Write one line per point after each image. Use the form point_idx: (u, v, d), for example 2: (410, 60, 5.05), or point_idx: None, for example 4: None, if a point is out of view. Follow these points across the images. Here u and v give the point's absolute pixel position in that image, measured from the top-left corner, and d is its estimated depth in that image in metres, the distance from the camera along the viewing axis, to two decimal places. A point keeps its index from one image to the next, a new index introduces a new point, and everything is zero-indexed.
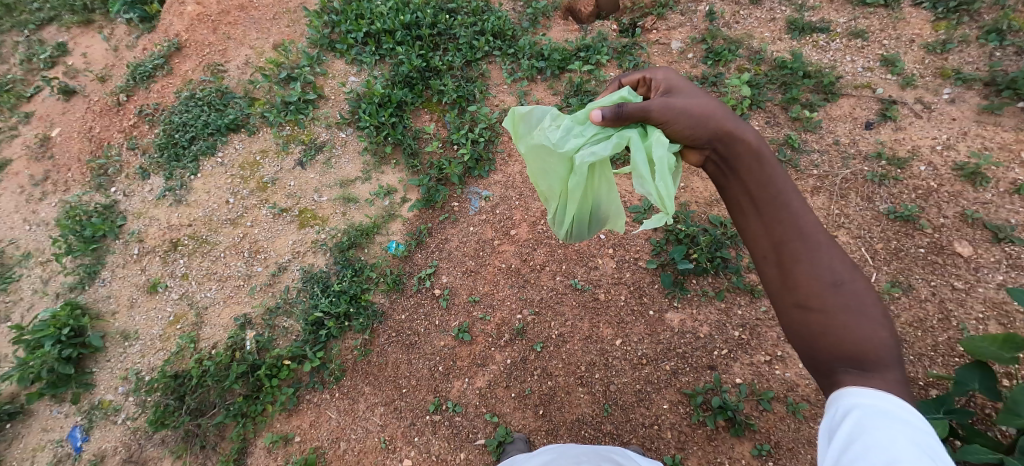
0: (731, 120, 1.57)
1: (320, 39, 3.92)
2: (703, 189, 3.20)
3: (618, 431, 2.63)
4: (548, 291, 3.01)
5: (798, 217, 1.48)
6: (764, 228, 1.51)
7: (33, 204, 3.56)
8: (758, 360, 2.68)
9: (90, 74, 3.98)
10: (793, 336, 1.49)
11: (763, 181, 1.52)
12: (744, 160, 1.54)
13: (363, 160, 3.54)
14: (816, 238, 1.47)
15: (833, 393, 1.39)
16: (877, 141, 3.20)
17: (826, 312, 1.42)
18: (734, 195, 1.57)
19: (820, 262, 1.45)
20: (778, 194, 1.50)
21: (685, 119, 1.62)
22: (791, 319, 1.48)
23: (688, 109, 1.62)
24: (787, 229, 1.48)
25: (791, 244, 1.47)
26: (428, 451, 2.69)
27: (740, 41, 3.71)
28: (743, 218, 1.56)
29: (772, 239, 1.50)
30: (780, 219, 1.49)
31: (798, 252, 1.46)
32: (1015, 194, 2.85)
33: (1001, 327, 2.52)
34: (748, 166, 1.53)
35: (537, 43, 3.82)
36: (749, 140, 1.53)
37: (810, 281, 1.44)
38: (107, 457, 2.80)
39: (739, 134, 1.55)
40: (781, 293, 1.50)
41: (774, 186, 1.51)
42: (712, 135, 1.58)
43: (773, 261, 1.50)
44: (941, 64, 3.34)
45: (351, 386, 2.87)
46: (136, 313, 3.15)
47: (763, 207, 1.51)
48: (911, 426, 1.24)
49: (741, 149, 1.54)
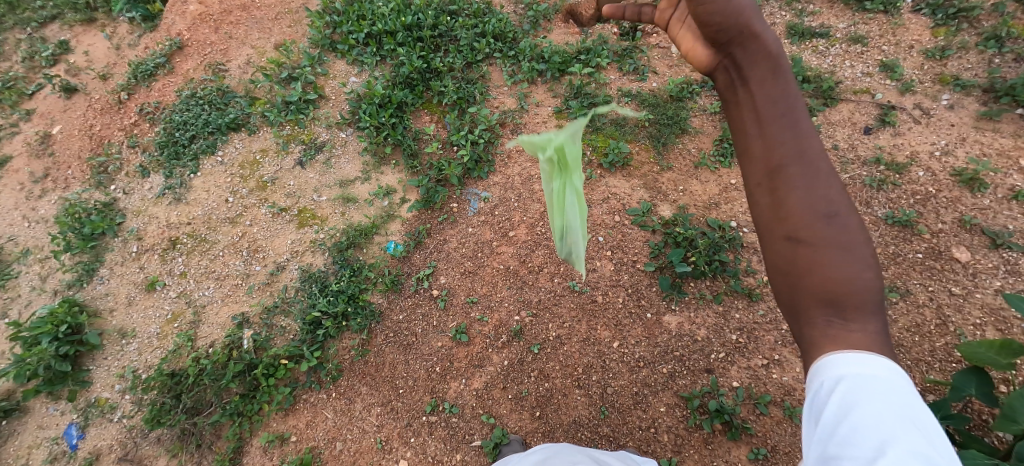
0: (759, 26, 1.36)
1: (321, 39, 3.94)
2: (702, 193, 3.21)
3: (614, 434, 2.63)
4: (545, 293, 3.01)
5: (804, 139, 1.29)
6: (763, 146, 1.31)
7: (33, 201, 3.55)
8: (755, 364, 2.69)
9: (92, 72, 3.99)
10: (775, 271, 1.30)
11: (773, 91, 1.33)
12: (757, 66, 1.34)
13: (363, 160, 3.55)
14: (817, 166, 1.28)
15: (813, 355, 1.23)
16: (876, 146, 3.20)
17: (815, 243, 1.23)
18: (739, 103, 1.37)
19: (818, 190, 1.25)
20: (784, 109, 1.32)
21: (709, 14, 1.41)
22: (777, 251, 1.29)
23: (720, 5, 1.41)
24: (789, 148, 1.29)
25: (789, 164, 1.28)
26: (424, 452, 2.69)
27: None
28: (743, 137, 1.36)
29: (769, 158, 1.31)
30: (783, 140, 1.30)
31: (794, 177, 1.27)
32: (1013, 199, 2.86)
33: (997, 333, 2.53)
34: (761, 78, 1.34)
35: (538, 45, 3.84)
36: (767, 46, 1.35)
37: (804, 209, 1.25)
38: (102, 455, 2.78)
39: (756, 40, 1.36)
40: (771, 223, 1.30)
41: (784, 104, 1.32)
42: (733, 40, 1.38)
43: (766, 183, 1.31)
44: (941, 70, 3.35)
45: (348, 386, 2.87)
46: (133, 311, 3.15)
47: (766, 122, 1.32)
48: (900, 395, 1.10)
49: (756, 55, 1.35)
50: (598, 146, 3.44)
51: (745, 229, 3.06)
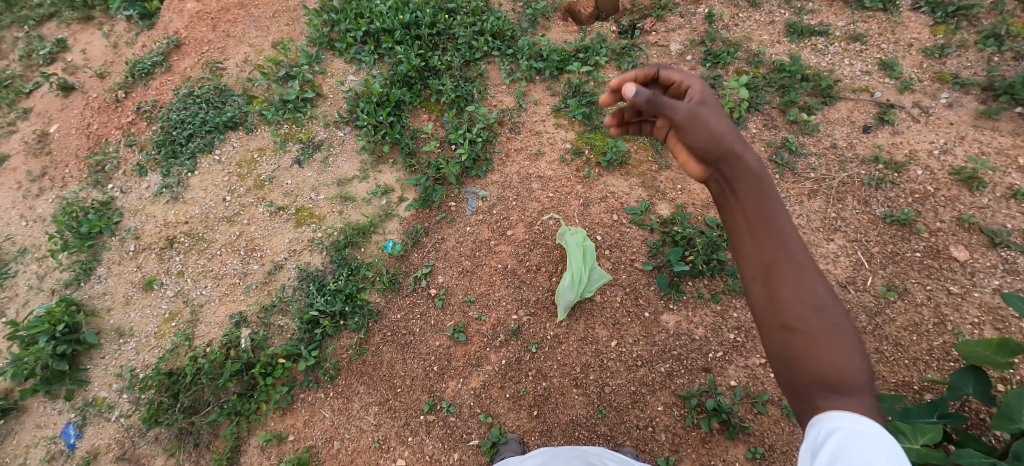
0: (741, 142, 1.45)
1: (319, 38, 3.93)
2: (700, 192, 3.20)
3: (612, 433, 2.63)
4: (543, 292, 3.00)
5: (789, 240, 1.39)
6: (757, 249, 1.39)
7: (30, 200, 3.54)
8: (753, 364, 2.69)
9: (89, 70, 3.98)
10: (773, 356, 1.38)
11: (761, 202, 1.41)
12: (744, 181, 1.43)
13: (360, 159, 3.54)
14: (804, 264, 1.37)
15: (810, 419, 1.31)
16: (874, 144, 3.20)
17: (811, 336, 1.32)
18: (729, 208, 1.44)
19: (808, 287, 1.35)
20: (771, 218, 1.40)
21: (699, 130, 1.47)
22: (774, 340, 1.37)
23: (706, 123, 1.47)
24: (778, 249, 1.38)
25: (780, 267, 1.37)
26: (421, 452, 2.69)
27: (739, 43, 3.71)
28: (736, 235, 1.44)
29: (762, 258, 1.39)
30: (772, 240, 1.38)
31: (786, 274, 1.36)
32: (1012, 198, 2.85)
33: (995, 332, 2.53)
34: (748, 187, 1.42)
35: (537, 43, 3.84)
36: (750, 163, 1.43)
37: (799, 307, 1.34)
38: (100, 454, 2.79)
39: (741, 156, 1.44)
40: (767, 313, 1.38)
41: (770, 208, 1.41)
42: (720, 152, 1.45)
43: (760, 280, 1.39)
44: (939, 69, 3.35)
45: (345, 385, 2.87)
46: (131, 310, 3.15)
47: (756, 224, 1.40)
48: (889, 447, 1.20)
49: (741, 169, 1.43)
50: (596, 145, 3.44)
51: None
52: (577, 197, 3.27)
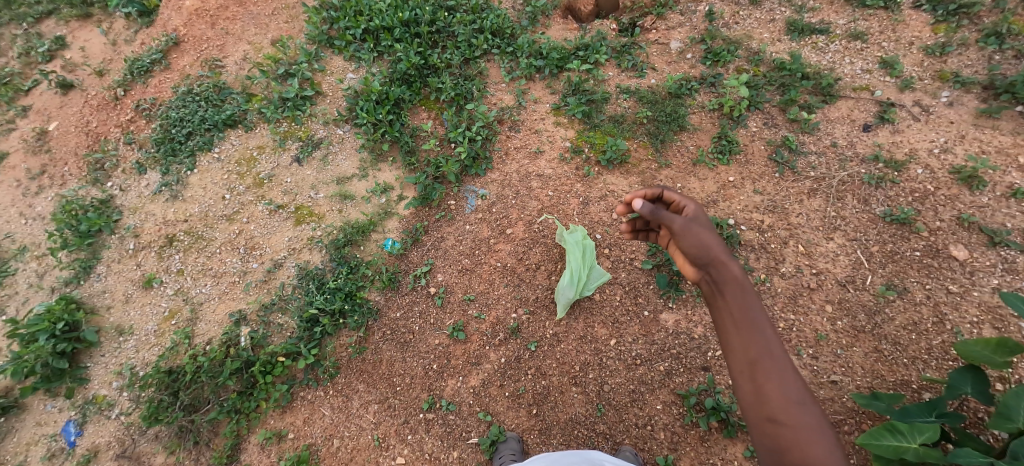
0: (726, 252, 1.65)
1: (319, 35, 3.92)
2: (700, 190, 3.20)
3: (611, 432, 2.64)
4: (543, 291, 3.00)
5: (771, 340, 1.52)
6: (742, 346, 1.52)
7: (29, 198, 3.54)
8: None
9: (88, 68, 3.97)
10: (761, 449, 1.45)
11: (745, 302, 1.57)
12: (731, 284, 1.60)
13: (360, 157, 3.54)
14: (785, 363, 1.50)
15: None
16: (874, 143, 3.19)
17: (795, 429, 1.41)
18: (717, 307, 1.60)
19: (790, 383, 1.47)
20: (754, 318, 1.55)
21: (693, 238, 1.73)
22: (763, 434, 1.45)
23: (697, 233, 1.73)
24: (761, 348, 1.50)
25: (764, 363, 1.49)
26: (420, 450, 2.69)
27: (739, 41, 3.70)
28: (724, 333, 1.57)
29: (747, 355, 1.51)
30: (756, 339, 1.52)
31: (769, 371, 1.48)
32: (1011, 197, 2.85)
33: (994, 331, 2.53)
34: (732, 290, 1.59)
35: (536, 41, 3.83)
36: (734, 268, 1.62)
37: (782, 402, 1.44)
38: (100, 452, 2.80)
39: (726, 263, 1.63)
40: (754, 408, 1.48)
41: (753, 310, 1.55)
42: (708, 259, 1.66)
43: (747, 376, 1.50)
44: (940, 67, 3.34)
45: (345, 384, 2.87)
46: (130, 309, 3.15)
47: (741, 324, 1.54)
48: None
49: (727, 273, 1.62)
50: (596, 143, 3.43)
51: (743, 227, 3.05)
52: (576, 196, 3.27)
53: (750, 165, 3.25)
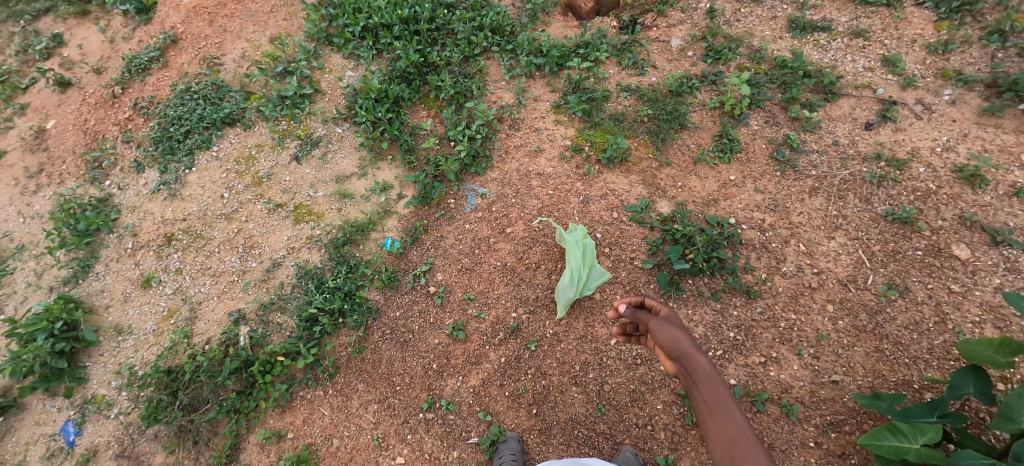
0: (692, 345, 1.85)
1: (317, 33, 3.90)
2: (700, 189, 3.19)
3: (611, 432, 2.63)
4: (543, 290, 2.99)
5: (741, 427, 1.67)
6: (718, 435, 1.68)
7: (27, 196, 3.52)
8: (753, 362, 2.68)
9: (86, 65, 3.94)
10: None
11: (715, 393, 1.74)
12: (701, 377, 1.77)
13: (359, 155, 3.53)
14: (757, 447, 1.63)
15: None
16: (876, 142, 3.18)
17: None
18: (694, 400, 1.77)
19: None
20: (724, 407, 1.71)
21: (664, 335, 1.91)
22: None
23: (668, 330, 1.91)
24: (734, 435, 1.66)
25: (741, 448, 1.63)
26: (420, 450, 2.68)
27: (741, 39, 3.68)
28: (703, 424, 1.74)
29: (725, 444, 1.67)
30: (729, 428, 1.68)
31: (744, 457, 1.62)
32: (1014, 196, 2.83)
33: (996, 331, 2.52)
34: (702, 382, 1.77)
35: (536, 39, 3.81)
36: (703, 361, 1.80)
37: None
38: (99, 452, 2.79)
39: (696, 356, 1.82)
40: None
41: (722, 399, 1.72)
42: (679, 353, 1.85)
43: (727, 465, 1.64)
44: (943, 65, 3.31)
45: (344, 383, 2.87)
46: (129, 308, 3.14)
47: (716, 413, 1.71)
48: None
49: (696, 365, 1.80)
50: (596, 142, 3.41)
51: (744, 226, 3.04)
52: (576, 194, 3.25)
53: (751, 164, 3.24)
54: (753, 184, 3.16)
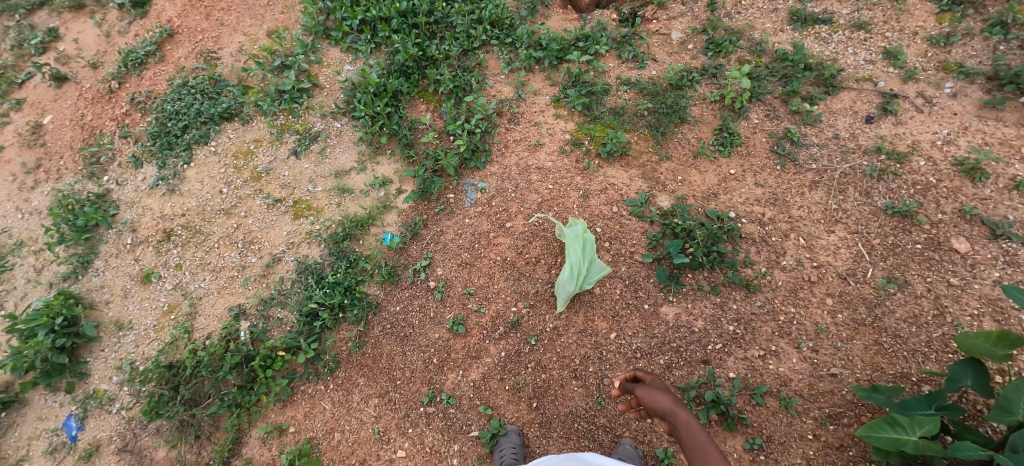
0: (673, 402, 2.05)
1: (315, 26, 3.88)
2: (700, 183, 3.18)
3: (610, 425, 2.64)
4: (543, 284, 2.99)
5: None
6: None
7: (25, 192, 3.50)
8: (751, 355, 2.69)
9: (82, 60, 3.90)
10: None
11: (699, 444, 1.95)
12: (686, 432, 1.98)
13: (358, 150, 3.52)
14: None
15: None
16: (877, 135, 3.17)
17: None
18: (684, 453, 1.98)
19: None
20: (710, 457, 1.92)
21: (648, 398, 2.11)
22: None
23: (651, 392, 2.11)
24: None
25: None
26: (421, 443, 2.70)
27: (741, 32, 3.66)
28: None
29: None
30: None
31: None
32: (1014, 190, 2.83)
33: (994, 324, 2.52)
34: (686, 436, 1.98)
35: (536, 32, 3.78)
36: (684, 416, 2.01)
37: None
38: (102, 446, 2.80)
39: (678, 412, 2.02)
40: None
41: (706, 449, 1.94)
42: (664, 411, 2.05)
43: None
44: (944, 58, 3.29)
45: (345, 378, 2.88)
46: (129, 303, 3.14)
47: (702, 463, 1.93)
48: None
49: (680, 421, 2.01)
50: (596, 135, 3.40)
51: (744, 219, 3.03)
52: (576, 189, 3.24)
53: (752, 158, 3.23)
54: (753, 179, 3.15)
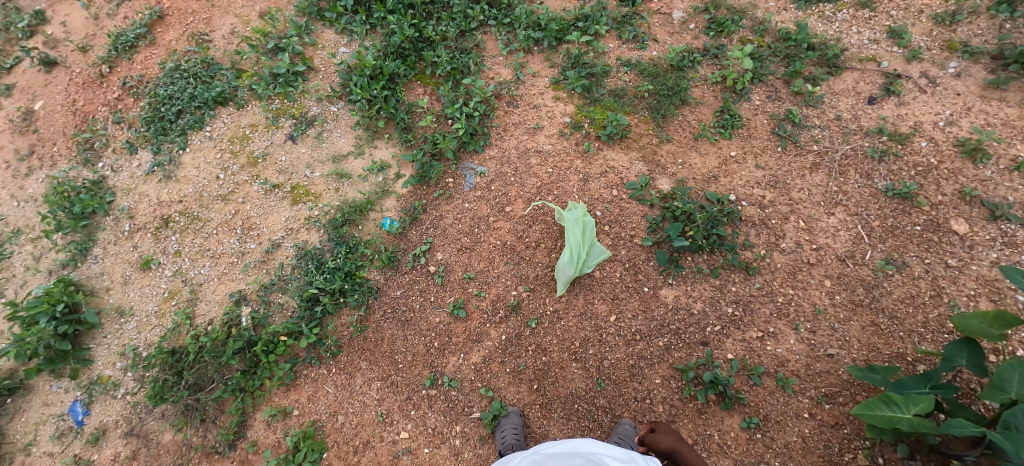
0: (676, 441, 2.25)
1: (308, 7, 3.80)
2: (701, 165, 3.16)
3: (610, 405, 2.68)
4: (543, 268, 3.00)
5: None
6: None
7: (19, 180, 3.46)
8: (749, 337, 2.72)
9: (71, 43, 3.81)
10: None
11: None
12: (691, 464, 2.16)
13: (355, 133, 3.48)
14: None
15: None
16: (879, 116, 3.14)
17: None
18: None
19: None
20: None
21: (654, 440, 2.27)
22: None
23: (656, 435, 2.29)
24: None
25: None
26: (424, 425, 2.74)
27: (744, 11, 3.60)
28: None
29: None
30: None
31: None
32: (1015, 170, 2.82)
33: (991, 304, 2.54)
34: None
35: (535, 11, 3.70)
36: (688, 451, 2.20)
37: None
38: (109, 430, 2.83)
39: (682, 448, 2.21)
40: None
41: None
42: (670, 449, 2.23)
43: None
44: (949, 37, 3.24)
45: (347, 362, 2.90)
46: (129, 290, 3.14)
47: None
48: None
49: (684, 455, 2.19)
50: (596, 118, 3.37)
51: (744, 202, 3.03)
52: (576, 172, 3.23)
53: (752, 140, 3.21)
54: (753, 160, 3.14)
